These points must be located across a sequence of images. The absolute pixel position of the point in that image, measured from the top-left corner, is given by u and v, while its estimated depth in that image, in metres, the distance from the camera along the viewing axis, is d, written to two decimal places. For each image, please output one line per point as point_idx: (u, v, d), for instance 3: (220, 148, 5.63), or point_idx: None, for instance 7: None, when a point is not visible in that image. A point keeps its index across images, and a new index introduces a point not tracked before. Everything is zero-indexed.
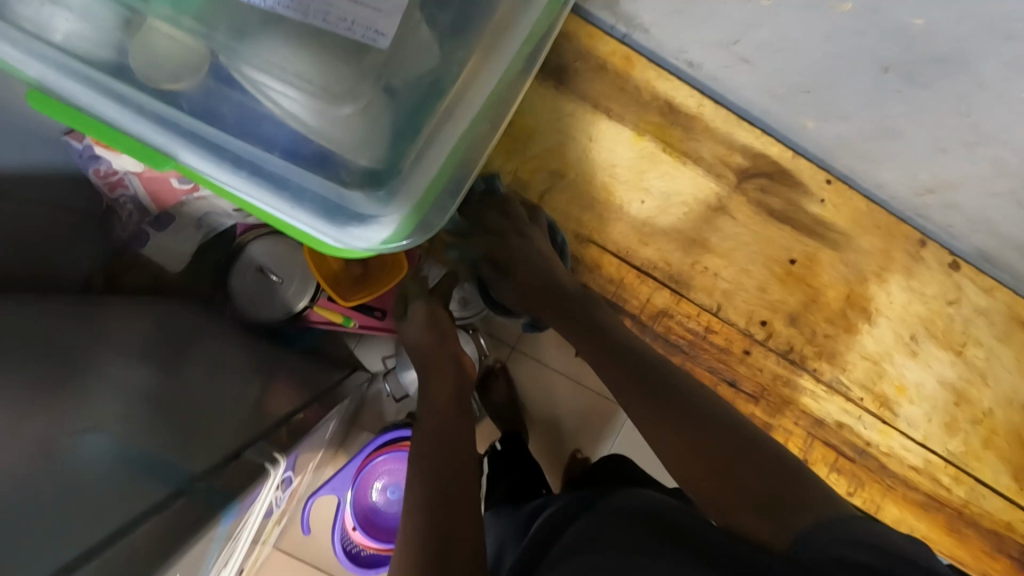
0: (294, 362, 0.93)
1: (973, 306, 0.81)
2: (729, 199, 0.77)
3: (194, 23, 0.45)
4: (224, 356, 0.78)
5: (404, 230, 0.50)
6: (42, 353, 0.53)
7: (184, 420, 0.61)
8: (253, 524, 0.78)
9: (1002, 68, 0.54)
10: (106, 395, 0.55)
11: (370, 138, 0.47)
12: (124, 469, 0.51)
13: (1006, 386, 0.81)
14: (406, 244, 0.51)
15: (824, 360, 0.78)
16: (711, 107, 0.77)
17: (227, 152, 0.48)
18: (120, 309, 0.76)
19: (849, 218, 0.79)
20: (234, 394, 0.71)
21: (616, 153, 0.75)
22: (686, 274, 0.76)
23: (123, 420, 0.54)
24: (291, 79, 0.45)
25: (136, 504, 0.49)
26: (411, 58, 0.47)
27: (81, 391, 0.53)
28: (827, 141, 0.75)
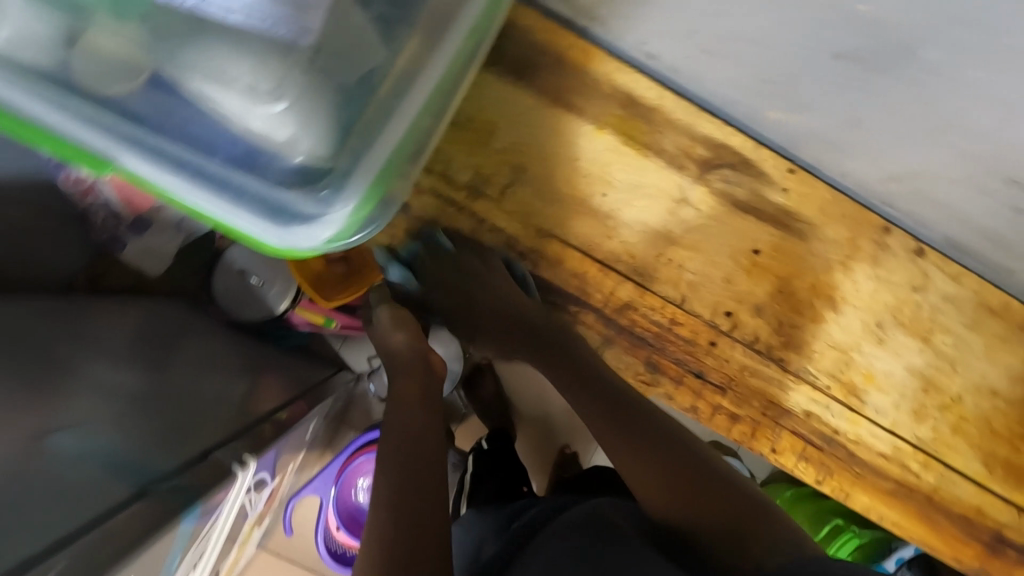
0: (287, 362, 1.08)
1: (941, 293, 0.81)
2: (693, 190, 0.77)
3: (136, 30, 0.47)
4: (215, 355, 0.89)
5: (350, 226, 0.52)
6: (25, 355, 0.60)
7: (165, 420, 0.69)
8: (225, 526, 0.79)
9: (949, 53, 0.53)
10: (83, 396, 0.62)
11: (312, 137, 0.49)
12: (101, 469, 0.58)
13: (975, 373, 0.81)
14: (355, 239, 0.53)
15: (790, 350, 0.78)
16: (672, 99, 0.76)
17: (167, 155, 0.48)
18: (112, 310, 0.85)
19: (814, 207, 0.79)
20: (218, 390, 0.81)
21: (579, 147, 0.75)
22: (650, 267, 0.76)
23: (103, 419, 0.62)
24: (230, 81, 0.46)
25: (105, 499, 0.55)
26: (356, 54, 0.50)
27: (60, 394, 0.60)
28: (791, 131, 0.74)
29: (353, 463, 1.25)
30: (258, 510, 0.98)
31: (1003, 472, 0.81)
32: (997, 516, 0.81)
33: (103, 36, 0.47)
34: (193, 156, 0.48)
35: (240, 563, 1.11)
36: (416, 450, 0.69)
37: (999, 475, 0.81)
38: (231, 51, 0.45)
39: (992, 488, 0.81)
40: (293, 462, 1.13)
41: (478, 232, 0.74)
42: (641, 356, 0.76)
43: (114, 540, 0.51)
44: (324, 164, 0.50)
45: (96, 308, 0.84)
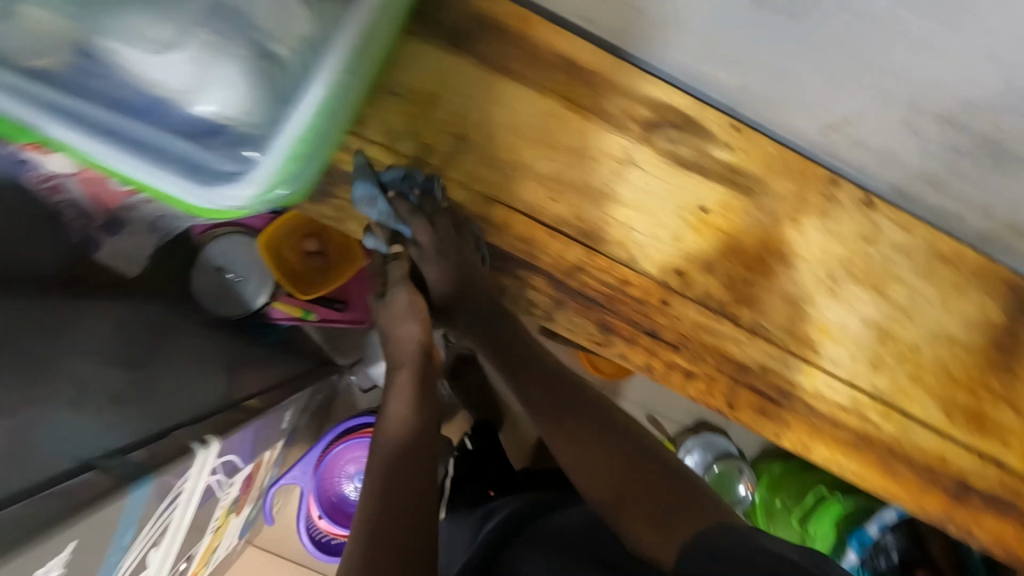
0: (260, 361, 1.13)
1: (893, 243, 0.81)
2: (637, 151, 0.77)
3: (65, 4, 0.49)
4: (187, 360, 0.92)
5: (276, 182, 0.52)
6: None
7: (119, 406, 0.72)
8: (189, 512, 0.79)
9: None
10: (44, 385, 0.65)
11: (240, 98, 0.53)
12: (56, 445, 0.60)
13: (930, 321, 0.81)
14: (282, 195, 0.54)
15: (743, 306, 0.79)
16: (612, 61, 0.77)
17: (90, 121, 0.49)
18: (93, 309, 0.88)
19: (760, 163, 0.79)
20: (182, 388, 0.84)
21: (521, 114, 0.76)
22: (598, 228, 0.77)
23: (59, 403, 0.64)
24: (162, 49, 0.51)
25: (52, 468, 0.58)
26: (280, 27, 0.55)
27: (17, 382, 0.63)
28: (729, 87, 0.75)
29: (332, 451, 1.25)
30: (230, 496, 0.98)
31: (963, 419, 0.81)
32: (960, 464, 0.81)
33: (34, 9, 0.49)
34: (120, 124, 0.51)
35: (219, 556, 1.10)
36: (407, 461, 0.67)
37: (959, 422, 0.81)
38: (168, 25, 0.52)
39: (954, 436, 0.81)
40: (269, 450, 1.13)
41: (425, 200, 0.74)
42: (594, 318, 0.77)
43: (64, 499, 0.53)
44: (252, 125, 0.54)
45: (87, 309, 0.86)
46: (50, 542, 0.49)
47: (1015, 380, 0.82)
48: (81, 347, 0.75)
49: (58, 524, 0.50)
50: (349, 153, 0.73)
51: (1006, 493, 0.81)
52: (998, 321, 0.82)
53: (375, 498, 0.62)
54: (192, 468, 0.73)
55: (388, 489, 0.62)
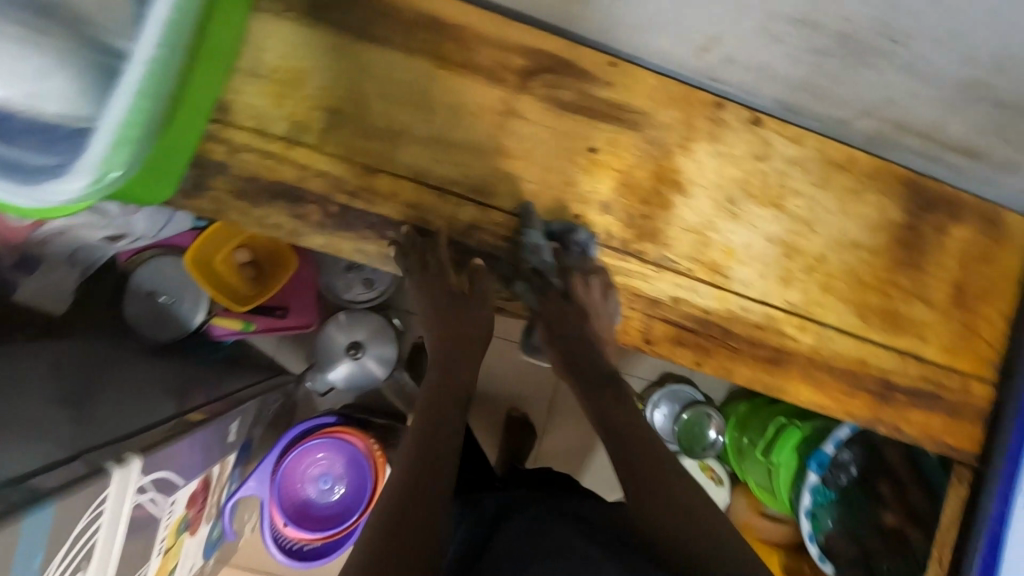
0: (201, 382, 1.16)
1: (785, 157, 0.81)
2: (516, 101, 0.76)
3: None
4: (118, 393, 0.93)
5: (109, 166, 0.50)
6: None
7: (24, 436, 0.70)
8: (121, 534, 0.77)
9: None
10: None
11: (65, 85, 0.50)
12: None
13: (833, 229, 0.82)
14: (119, 177, 0.52)
15: (646, 241, 0.78)
16: (477, 13, 0.75)
17: None
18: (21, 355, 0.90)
19: (642, 95, 0.78)
20: (103, 414, 0.84)
21: (392, 78, 0.74)
22: (488, 183, 0.76)
23: None
24: None
25: None
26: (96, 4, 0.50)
27: None
28: (596, 20, 0.74)
29: (290, 455, 1.25)
30: (178, 513, 0.97)
31: (878, 320, 0.82)
32: (881, 364, 0.82)
33: None
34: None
35: None
36: (421, 462, 0.66)
37: (875, 324, 0.82)
38: None
39: (871, 338, 0.82)
40: (218, 465, 1.11)
41: (305, 179, 0.72)
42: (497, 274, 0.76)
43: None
44: (80, 111, 0.51)
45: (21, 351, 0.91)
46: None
47: (922, 274, 0.83)
48: None
49: None
50: (218, 143, 0.70)
51: (928, 385, 0.83)
52: (898, 219, 0.83)
53: (385, 493, 0.64)
54: (110, 488, 0.71)
55: (403, 488, 0.64)
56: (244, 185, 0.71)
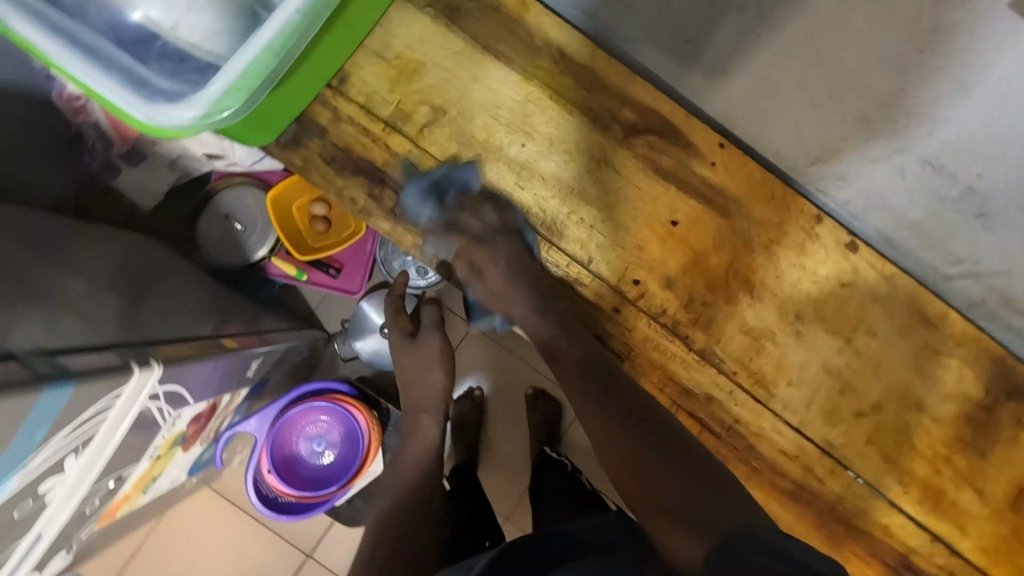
0: (230, 300, 1.25)
1: (872, 292, 0.76)
2: (614, 151, 0.75)
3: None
4: (180, 298, 1.04)
5: (227, 100, 0.53)
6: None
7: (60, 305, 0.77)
8: (115, 439, 0.80)
9: None
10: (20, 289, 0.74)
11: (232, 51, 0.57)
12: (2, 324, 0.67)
13: (898, 382, 0.76)
14: (229, 116, 0.54)
15: (698, 328, 0.76)
16: (604, 59, 0.75)
17: (100, 56, 0.53)
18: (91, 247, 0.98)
19: (741, 185, 0.76)
20: (145, 318, 0.90)
21: (501, 94, 0.75)
22: (559, 222, 0.75)
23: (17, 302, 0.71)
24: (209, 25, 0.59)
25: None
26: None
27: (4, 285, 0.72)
28: (720, 101, 0.74)
29: (287, 415, 1.32)
30: (178, 427, 1.01)
31: (919, 494, 0.75)
32: (906, 540, 0.75)
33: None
34: (68, 27, 0.53)
35: (162, 488, 1.12)
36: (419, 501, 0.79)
37: (913, 497, 0.75)
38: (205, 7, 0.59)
39: (906, 509, 0.75)
40: (229, 393, 1.15)
41: (391, 165, 0.74)
42: None
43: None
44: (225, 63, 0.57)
45: (109, 257, 1.00)
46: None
47: (984, 462, 0.75)
48: (72, 270, 0.86)
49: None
50: (326, 108, 0.74)
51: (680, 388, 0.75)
52: (975, 395, 0.75)
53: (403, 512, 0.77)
54: (124, 389, 0.76)
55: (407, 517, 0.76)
56: (335, 153, 0.74)
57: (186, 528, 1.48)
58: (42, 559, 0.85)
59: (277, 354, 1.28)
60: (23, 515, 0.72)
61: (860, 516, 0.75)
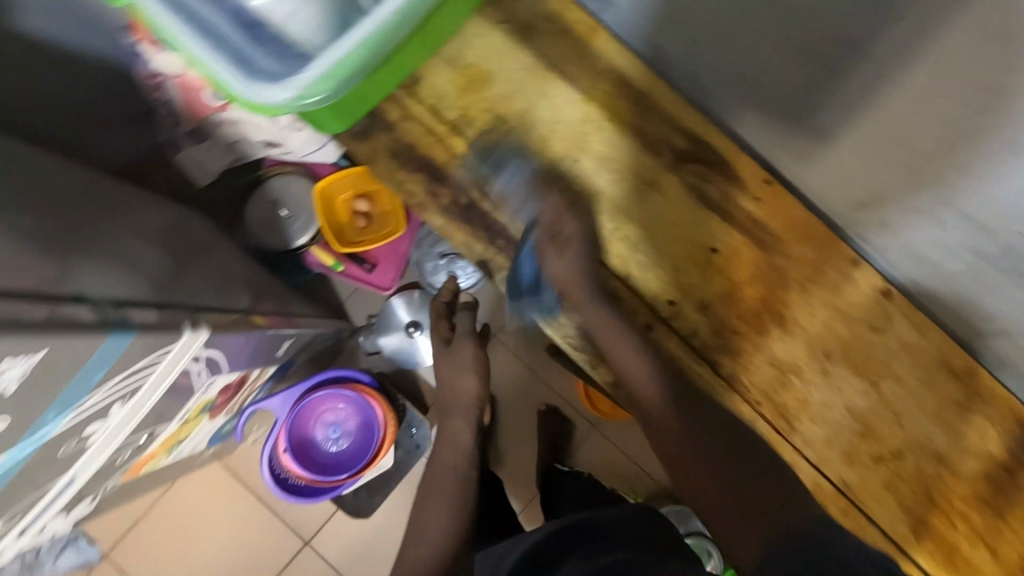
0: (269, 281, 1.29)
1: (901, 340, 0.77)
2: (663, 176, 0.79)
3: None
4: (225, 272, 1.09)
5: (322, 85, 0.58)
6: (55, 210, 0.79)
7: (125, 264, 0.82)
8: (155, 396, 0.84)
9: (895, 53, 0.57)
10: (89, 242, 0.78)
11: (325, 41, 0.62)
12: (73, 272, 0.71)
13: (920, 432, 0.76)
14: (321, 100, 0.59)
15: (726, 355, 0.78)
16: (662, 88, 0.79)
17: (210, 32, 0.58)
18: (152, 214, 1.04)
19: (782, 222, 0.78)
20: (196, 287, 0.94)
21: (562, 112, 0.79)
22: (604, 237, 0.79)
23: (87, 254, 0.76)
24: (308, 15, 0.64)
25: (63, 290, 0.68)
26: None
27: (76, 238, 0.77)
28: (769, 139, 0.77)
29: (308, 398, 1.35)
30: (209, 395, 1.04)
31: (931, 546, 0.76)
32: None
33: None
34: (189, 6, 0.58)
35: (182, 453, 1.16)
36: None
37: (925, 548, 0.76)
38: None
39: (914, 558, 0.76)
40: (258, 369, 1.18)
41: (452, 166, 0.79)
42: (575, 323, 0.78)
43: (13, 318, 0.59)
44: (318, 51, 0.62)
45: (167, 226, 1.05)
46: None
47: (1002, 524, 0.75)
48: (133, 233, 0.91)
49: (66, 331, 0.61)
50: (397, 107, 0.79)
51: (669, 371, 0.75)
52: (998, 454, 0.76)
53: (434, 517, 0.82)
54: (172, 349, 0.80)
55: None
56: (402, 149, 0.79)
57: (194, 499, 1.51)
58: (68, 504, 0.88)
59: (305, 337, 1.32)
60: (64, 454, 0.76)
61: None
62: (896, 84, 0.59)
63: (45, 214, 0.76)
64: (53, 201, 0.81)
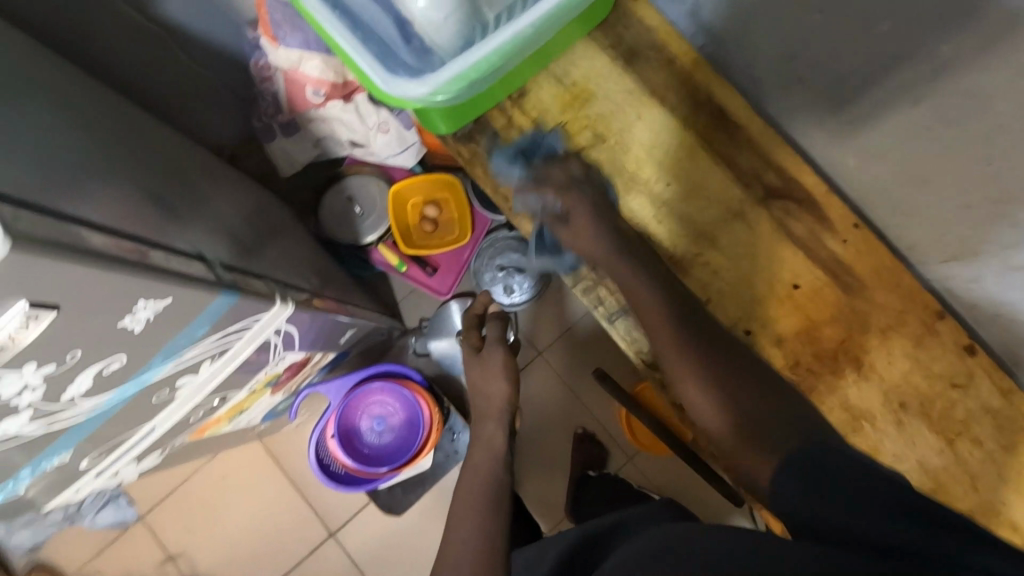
0: (338, 272, 1.35)
1: (982, 401, 0.76)
2: (752, 209, 0.80)
3: None
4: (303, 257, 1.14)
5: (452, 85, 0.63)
6: (175, 177, 0.85)
7: (227, 233, 0.88)
8: (233, 362, 0.88)
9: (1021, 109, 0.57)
10: (198, 211, 0.84)
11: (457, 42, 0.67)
12: (188, 231, 0.76)
13: (997, 499, 0.74)
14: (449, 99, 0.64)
15: (799, 392, 0.78)
16: (761, 124, 0.81)
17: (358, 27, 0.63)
18: (245, 195, 1.10)
19: (868, 266, 0.79)
20: (281, 267, 0.99)
21: (658, 136, 0.82)
22: (686, 261, 0.81)
23: (197, 220, 0.81)
24: None
25: (184, 245, 0.73)
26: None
27: (188, 205, 0.83)
28: (864, 185, 0.78)
29: (362, 388, 1.39)
30: (277, 370, 1.08)
31: None
32: None
33: None
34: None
35: (242, 423, 1.20)
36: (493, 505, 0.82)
37: None
38: None
39: None
40: (320, 352, 1.23)
41: None
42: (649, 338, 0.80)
43: (127, 257, 0.59)
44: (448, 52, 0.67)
45: (257, 206, 1.12)
46: (112, 279, 0.55)
47: None
48: (230, 210, 0.97)
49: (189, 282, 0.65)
50: (502, 116, 0.84)
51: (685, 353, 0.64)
52: None
53: None
54: (261, 317, 0.85)
55: None
56: (501, 156, 0.85)
57: (230, 475, 1.55)
58: (143, 452, 0.93)
59: (365, 328, 1.36)
60: (155, 403, 0.80)
61: None
62: (1014, 141, 0.59)
63: (163, 177, 0.82)
64: (166, 167, 0.86)
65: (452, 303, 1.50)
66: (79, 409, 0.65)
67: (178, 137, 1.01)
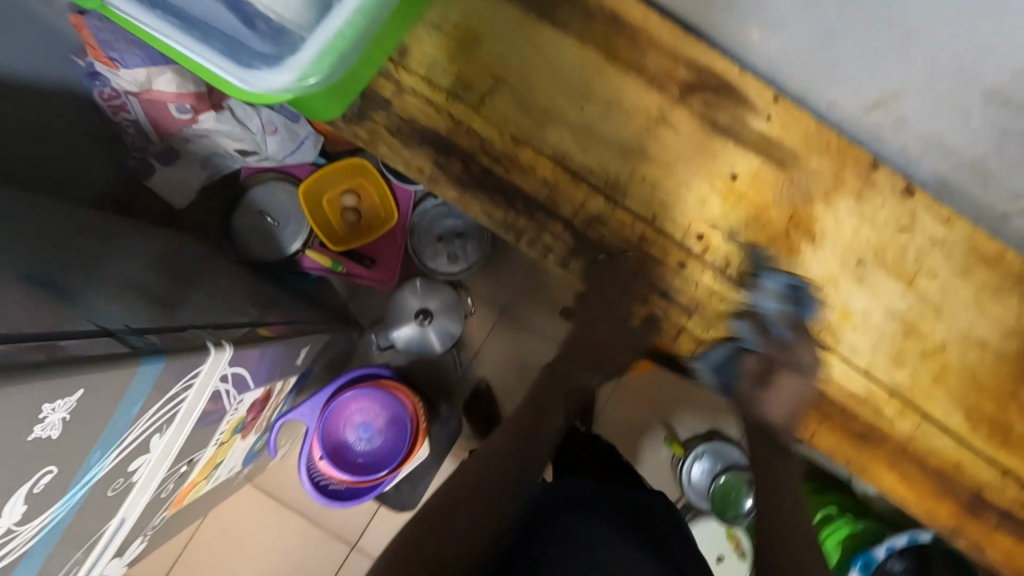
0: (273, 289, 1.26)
1: (929, 236, 0.77)
2: (672, 110, 0.77)
3: None
4: (230, 287, 1.05)
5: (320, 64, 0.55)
6: (53, 249, 0.75)
7: (134, 292, 0.79)
8: (186, 426, 0.81)
9: None
10: (91, 279, 0.75)
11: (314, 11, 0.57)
12: (80, 306, 0.67)
13: (962, 322, 0.77)
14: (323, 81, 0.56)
15: (762, 279, 0.78)
16: (658, 20, 0.76)
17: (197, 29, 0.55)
18: (139, 243, 0.99)
19: (797, 136, 0.77)
20: (211, 306, 0.92)
21: (559, 60, 0.76)
22: (622, 182, 0.77)
23: (93, 288, 0.72)
24: None
25: (82, 325, 0.64)
26: None
27: (77, 276, 0.73)
28: (775, 57, 0.75)
29: (335, 401, 1.34)
30: (239, 414, 1.01)
31: (986, 429, 0.77)
32: (977, 475, 0.77)
33: None
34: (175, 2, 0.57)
35: (221, 477, 1.13)
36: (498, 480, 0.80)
37: (981, 432, 0.77)
38: None
39: (973, 444, 0.77)
40: (281, 381, 1.15)
41: (455, 134, 0.77)
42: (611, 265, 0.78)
43: (13, 360, 0.51)
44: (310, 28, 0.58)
45: (159, 251, 1.01)
46: (2, 394, 0.48)
47: None
48: (128, 267, 0.87)
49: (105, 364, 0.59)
50: (390, 82, 0.76)
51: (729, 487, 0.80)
52: None
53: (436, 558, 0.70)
54: (200, 372, 0.77)
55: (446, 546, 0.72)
56: (402, 126, 0.77)
57: (231, 524, 1.49)
58: (122, 544, 0.86)
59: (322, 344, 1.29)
60: (113, 496, 0.73)
61: (931, 449, 0.77)
62: None
63: (38, 255, 0.71)
64: (39, 241, 0.76)
65: (403, 289, 1.42)
66: (26, 535, 0.58)
67: (44, 204, 0.89)
